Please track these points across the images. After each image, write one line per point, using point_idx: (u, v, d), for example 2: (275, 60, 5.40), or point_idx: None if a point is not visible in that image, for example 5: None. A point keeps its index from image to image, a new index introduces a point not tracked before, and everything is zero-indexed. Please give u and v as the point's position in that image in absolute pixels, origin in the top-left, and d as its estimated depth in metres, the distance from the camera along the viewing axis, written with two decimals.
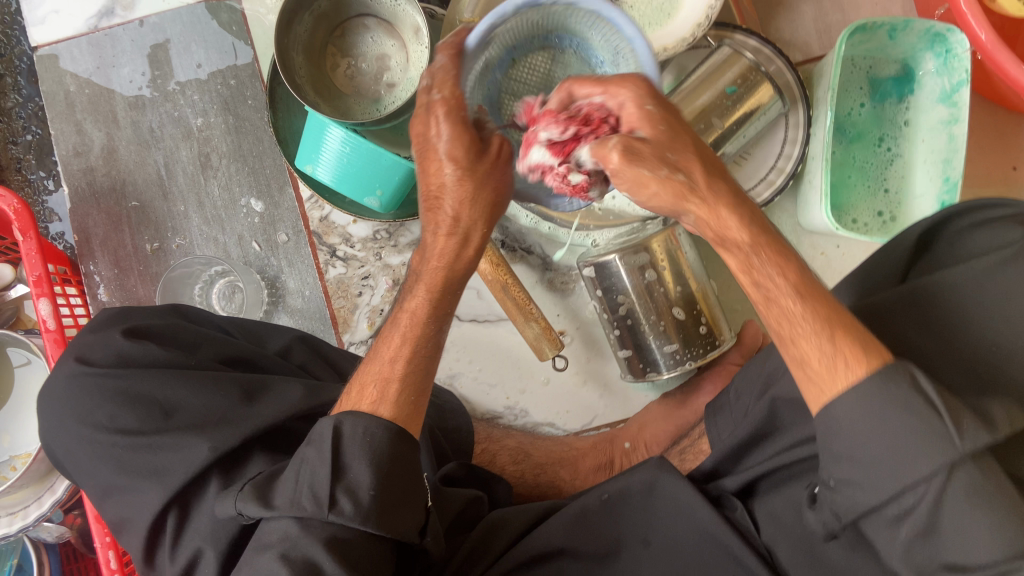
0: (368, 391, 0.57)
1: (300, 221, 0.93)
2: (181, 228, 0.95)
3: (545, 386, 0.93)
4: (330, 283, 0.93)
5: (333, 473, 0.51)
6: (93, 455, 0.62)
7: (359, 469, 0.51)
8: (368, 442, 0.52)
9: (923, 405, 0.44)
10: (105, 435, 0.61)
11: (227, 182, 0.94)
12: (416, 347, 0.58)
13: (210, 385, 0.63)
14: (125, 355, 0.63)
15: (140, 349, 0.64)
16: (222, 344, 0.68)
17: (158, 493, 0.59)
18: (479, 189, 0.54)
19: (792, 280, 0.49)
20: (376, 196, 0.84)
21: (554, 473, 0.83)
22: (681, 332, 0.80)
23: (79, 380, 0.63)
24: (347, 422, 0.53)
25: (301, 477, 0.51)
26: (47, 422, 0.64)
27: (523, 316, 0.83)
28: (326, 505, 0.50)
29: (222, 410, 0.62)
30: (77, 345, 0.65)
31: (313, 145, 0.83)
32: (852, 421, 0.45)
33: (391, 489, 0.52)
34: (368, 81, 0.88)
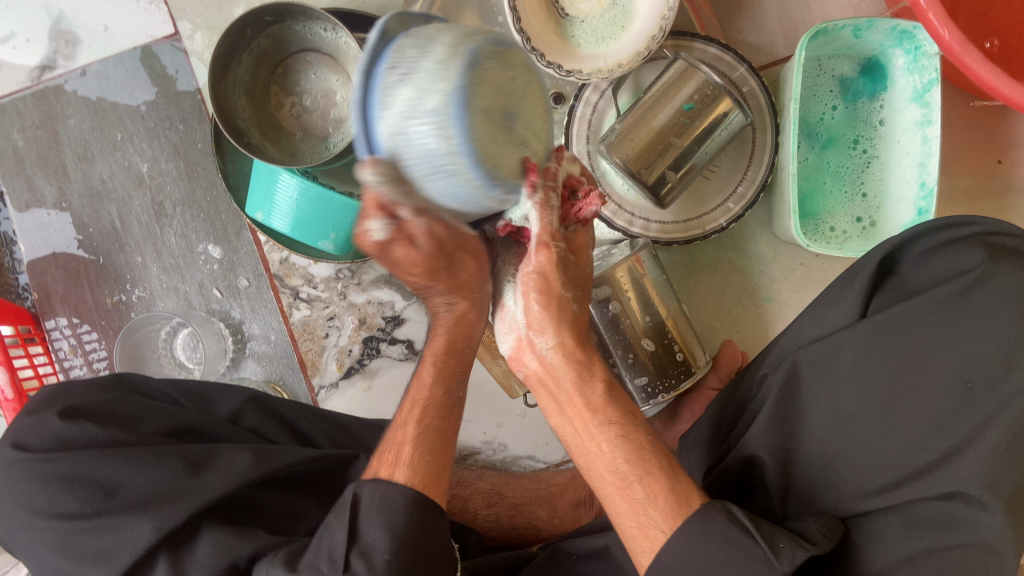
0: (385, 457, 0.57)
1: (260, 264, 0.91)
2: (140, 279, 0.93)
3: (522, 419, 0.90)
4: (296, 326, 0.91)
5: (350, 535, 0.52)
6: (35, 542, 0.59)
7: (373, 532, 0.52)
8: (382, 504, 0.53)
9: (739, 533, 0.49)
10: (45, 520, 0.58)
11: (183, 229, 0.92)
12: (425, 409, 0.60)
13: (151, 460, 0.60)
14: (62, 437, 0.61)
15: (77, 428, 0.61)
16: (164, 416, 0.65)
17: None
18: (452, 274, 0.60)
19: (605, 442, 0.57)
20: (331, 239, 0.81)
21: (532, 511, 0.80)
22: (653, 362, 0.77)
23: (16, 466, 0.60)
24: (364, 489, 0.54)
25: (321, 544, 0.53)
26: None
27: (491, 353, 0.80)
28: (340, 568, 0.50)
29: (166, 484, 0.60)
30: (15, 428, 0.63)
31: (258, 188, 0.80)
32: (672, 568, 0.50)
33: (414, 551, 0.52)
34: (315, 119, 0.85)
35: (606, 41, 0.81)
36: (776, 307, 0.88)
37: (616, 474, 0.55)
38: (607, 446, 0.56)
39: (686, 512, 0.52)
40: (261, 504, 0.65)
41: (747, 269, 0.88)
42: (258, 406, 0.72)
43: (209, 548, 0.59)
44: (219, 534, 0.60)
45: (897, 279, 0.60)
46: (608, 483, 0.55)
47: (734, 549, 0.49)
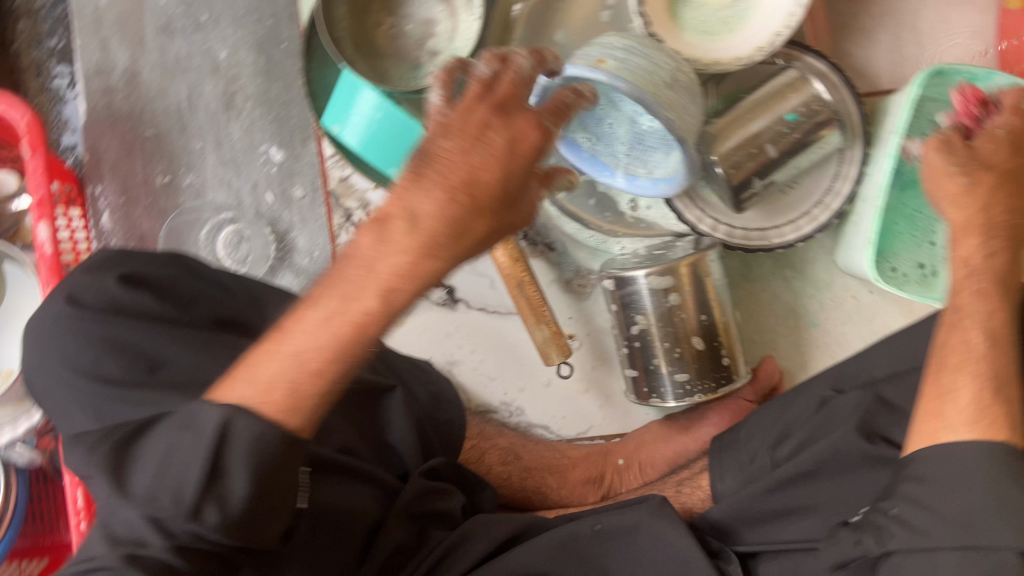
0: (278, 381, 0.44)
1: (318, 178, 0.90)
2: (195, 165, 0.90)
3: (546, 388, 0.90)
4: (341, 248, 0.90)
5: (206, 475, 0.44)
6: (65, 398, 0.57)
7: (236, 477, 0.44)
8: (256, 452, 0.44)
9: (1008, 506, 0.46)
10: (83, 378, 0.57)
11: (249, 125, 0.90)
12: (350, 329, 0.44)
13: (203, 343, 0.60)
14: (118, 302, 0.60)
15: (135, 298, 0.60)
16: (217, 305, 0.65)
17: None
18: (474, 160, 0.43)
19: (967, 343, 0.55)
20: (402, 167, 0.80)
21: (539, 479, 0.80)
22: (697, 362, 0.76)
23: (68, 319, 0.59)
24: (239, 422, 0.44)
25: (166, 466, 0.45)
26: (31, 359, 0.61)
27: (535, 317, 0.81)
28: (188, 512, 0.44)
29: (210, 373, 0.58)
30: (70, 284, 0.62)
31: (341, 98, 0.79)
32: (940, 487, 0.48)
33: (276, 485, 0.45)
34: (409, 45, 0.83)
35: (711, 35, 0.80)
36: (819, 333, 0.88)
37: (972, 361, 0.53)
38: (984, 341, 0.55)
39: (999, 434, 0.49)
40: None
41: (799, 290, 0.88)
42: None
43: None
44: None
45: None
46: (965, 354, 0.54)
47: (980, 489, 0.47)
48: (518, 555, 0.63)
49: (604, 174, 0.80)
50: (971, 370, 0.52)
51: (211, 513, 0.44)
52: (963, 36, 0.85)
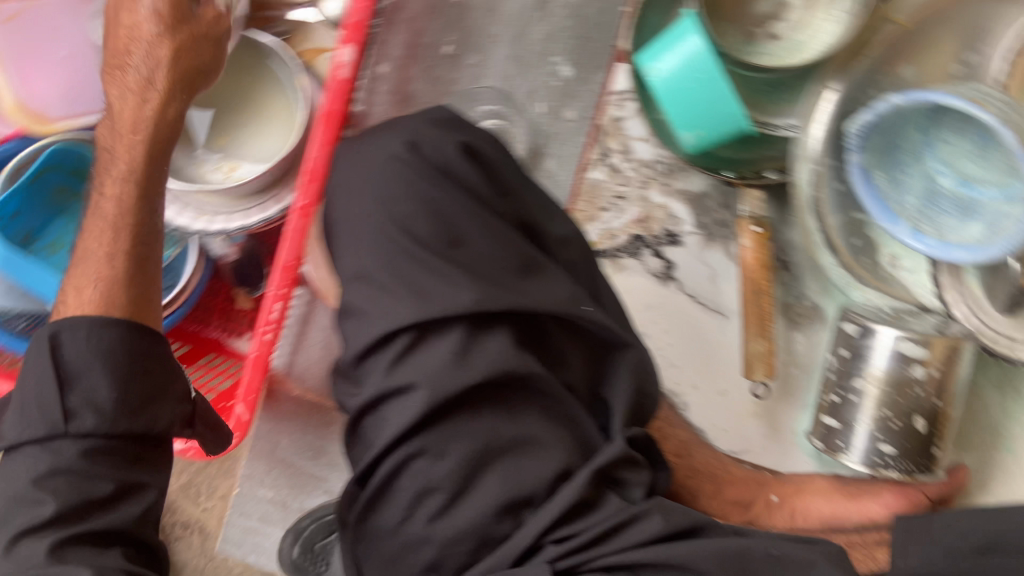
0: (87, 282, 0.64)
1: (594, 108, 0.88)
2: (483, 48, 0.88)
3: (719, 397, 0.88)
4: (585, 183, 0.90)
5: (62, 388, 0.58)
6: (371, 238, 0.59)
7: (93, 377, 0.59)
8: (95, 340, 0.60)
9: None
10: (396, 229, 0.58)
11: (552, 33, 0.88)
12: (116, 236, 0.66)
13: (501, 236, 0.60)
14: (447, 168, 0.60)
15: (460, 166, 0.59)
16: (524, 207, 0.64)
17: (413, 314, 0.56)
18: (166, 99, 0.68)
19: None
20: (694, 133, 0.80)
21: (698, 482, 0.81)
22: (907, 441, 0.74)
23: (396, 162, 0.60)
24: (65, 331, 0.60)
25: (32, 389, 0.58)
26: (343, 180, 0.62)
27: (757, 329, 0.79)
28: (65, 420, 0.58)
29: (498, 268, 0.59)
30: (408, 129, 0.62)
31: (674, 45, 0.78)
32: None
33: (141, 386, 0.61)
34: (752, 20, 0.81)
35: None
36: (1012, 460, 0.84)
37: None
38: None
39: None
40: (546, 333, 0.64)
41: (1013, 410, 0.84)
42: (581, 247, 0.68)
43: (495, 346, 0.58)
44: (508, 344, 0.59)
45: None
46: None
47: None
48: (686, 548, 0.60)
49: (888, 219, 0.74)
50: None
51: (55, 485, 0.57)
52: None
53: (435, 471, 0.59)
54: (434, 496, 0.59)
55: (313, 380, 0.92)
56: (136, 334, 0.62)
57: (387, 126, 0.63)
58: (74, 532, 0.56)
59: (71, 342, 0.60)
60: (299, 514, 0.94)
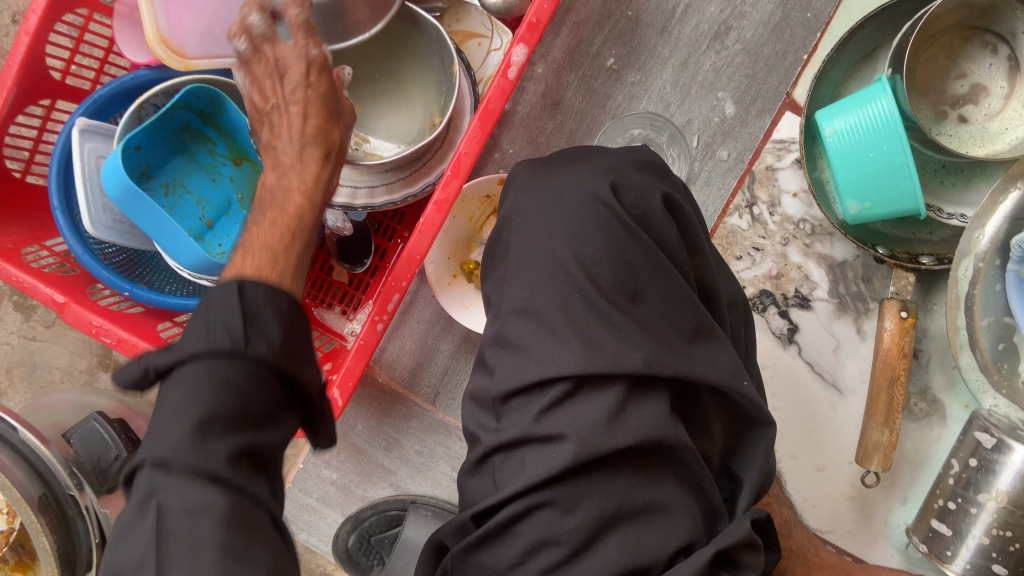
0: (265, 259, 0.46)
1: (750, 152, 0.84)
2: (649, 70, 0.84)
3: (816, 471, 0.85)
4: (722, 228, 0.85)
5: (247, 316, 0.42)
6: (546, 271, 0.56)
7: (272, 322, 0.42)
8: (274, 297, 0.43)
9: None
10: (574, 267, 0.55)
11: (723, 66, 0.84)
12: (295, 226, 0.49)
13: (681, 297, 0.55)
14: (644, 215, 0.57)
15: (660, 217, 0.57)
16: (705, 267, 0.59)
17: (578, 362, 0.52)
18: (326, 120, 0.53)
19: None
20: (861, 205, 0.76)
21: (790, 562, 0.76)
22: (1019, 563, 0.71)
23: (587, 196, 0.57)
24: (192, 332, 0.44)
25: (213, 308, 0.42)
26: (528, 200, 0.59)
27: (884, 418, 0.76)
28: (242, 344, 0.41)
29: (671, 331, 0.55)
30: (612, 165, 0.59)
31: (858, 106, 0.74)
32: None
33: (244, 396, 0.41)
34: (943, 96, 0.77)
35: None
36: None
37: None
38: None
39: None
40: (697, 404, 0.59)
41: None
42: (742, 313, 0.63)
43: (653, 410, 0.54)
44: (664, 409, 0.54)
45: None
46: None
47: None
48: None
49: None
50: None
51: (210, 455, 0.39)
52: None
53: (562, 525, 0.55)
54: (551, 548, 0.56)
55: (402, 370, 0.88)
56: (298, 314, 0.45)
57: (589, 156, 0.60)
58: (243, 444, 0.40)
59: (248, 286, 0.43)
60: (359, 502, 0.91)
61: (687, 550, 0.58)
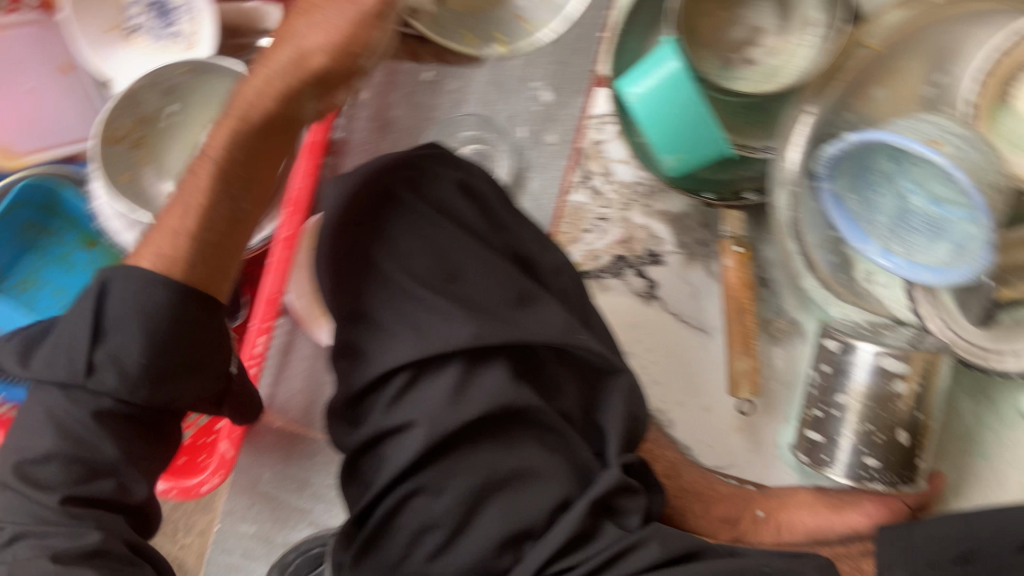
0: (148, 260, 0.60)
1: (574, 133, 0.89)
2: (465, 76, 0.90)
3: (704, 413, 0.90)
4: (568, 206, 0.90)
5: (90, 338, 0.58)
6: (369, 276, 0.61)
7: (115, 336, 0.57)
8: (144, 293, 0.58)
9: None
10: (393, 270, 0.60)
11: (531, 58, 0.89)
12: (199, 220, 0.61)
13: (497, 269, 0.61)
14: (442, 208, 0.62)
15: (459, 203, 0.63)
16: (513, 241, 0.65)
17: (409, 349, 0.57)
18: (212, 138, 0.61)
19: None
20: (675, 157, 0.81)
21: (686, 500, 0.81)
22: (888, 453, 0.76)
23: (393, 201, 0.62)
24: (111, 283, 0.58)
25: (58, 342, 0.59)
26: (337, 215, 0.62)
27: (744, 347, 0.80)
28: (86, 371, 0.58)
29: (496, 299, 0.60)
30: (404, 169, 0.64)
31: (651, 70, 0.78)
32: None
33: (178, 343, 0.59)
34: (728, 45, 0.83)
35: None
36: (984, 466, 0.87)
37: None
38: None
39: None
40: (542, 363, 0.66)
41: (984, 418, 0.87)
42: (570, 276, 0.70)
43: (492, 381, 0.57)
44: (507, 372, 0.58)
45: None
46: None
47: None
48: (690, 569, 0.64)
49: (859, 242, 0.76)
50: None
51: (47, 473, 0.58)
52: None
53: (436, 507, 0.59)
54: (431, 534, 0.59)
55: (296, 410, 0.93)
56: (183, 295, 0.59)
57: (380, 165, 0.65)
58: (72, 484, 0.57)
59: (121, 287, 0.58)
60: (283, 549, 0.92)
61: (565, 506, 0.62)
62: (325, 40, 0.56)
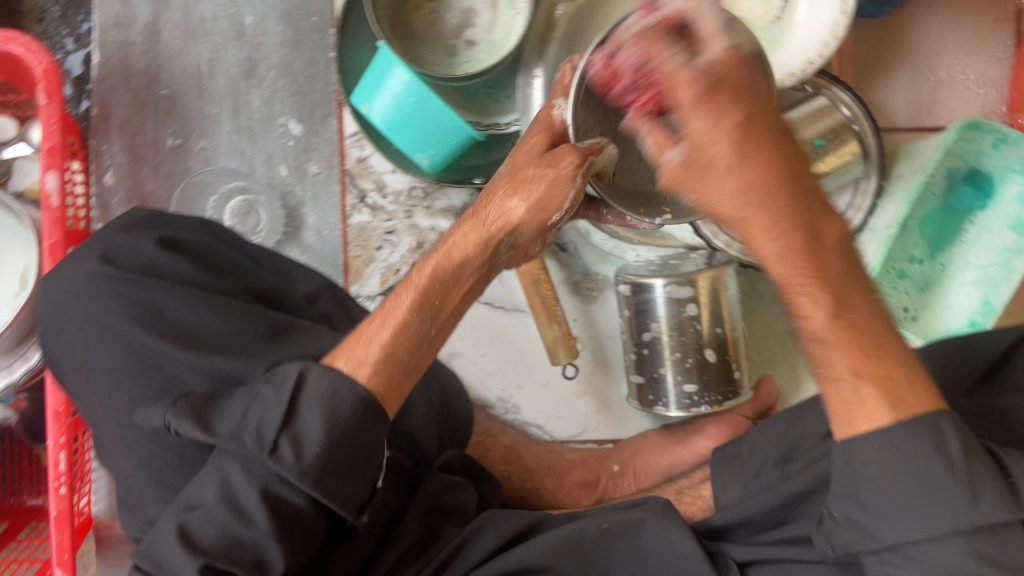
0: None
1: (336, 156, 0.88)
2: (209, 130, 0.88)
3: (543, 388, 0.90)
4: (351, 229, 0.88)
5: None
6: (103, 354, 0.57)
7: (309, 420, 0.49)
8: (329, 398, 0.50)
9: (940, 468, 0.44)
10: (122, 342, 0.56)
11: (270, 95, 0.88)
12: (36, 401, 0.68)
13: (238, 311, 0.58)
14: (152, 266, 0.58)
15: (170, 261, 0.59)
16: (250, 277, 0.62)
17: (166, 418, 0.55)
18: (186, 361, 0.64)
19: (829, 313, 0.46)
20: (428, 153, 0.80)
21: (539, 478, 0.81)
22: (702, 374, 0.78)
23: (102, 280, 0.57)
24: None
25: None
26: (58, 310, 0.59)
27: (547, 315, 0.80)
28: None
29: (243, 337, 0.57)
30: (101, 242, 0.60)
31: (377, 80, 0.77)
32: (882, 454, 0.45)
33: (349, 451, 0.50)
34: (447, 33, 0.82)
35: None
36: None
37: (832, 339, 0.46)
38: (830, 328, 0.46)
39: (903, 414, 0.45)
40: None
41: None
42: (334, 298, 0.69)
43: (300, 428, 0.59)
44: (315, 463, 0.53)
45: (997, 383, 0.59)
46: (845, 374, 0.46)
47: (926, 461, 0.44)
48: (521, 556, 0.62)
49: None
50: (842, 343, 0.46)
51: (207, 534, 0.49)
52: (977, 88, 0.89)
53: None
54: None
55: None
56: None
57: (80, 245, 0.61)
58: None
59: None
60: None
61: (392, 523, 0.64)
62: (526, 210, 0.55)
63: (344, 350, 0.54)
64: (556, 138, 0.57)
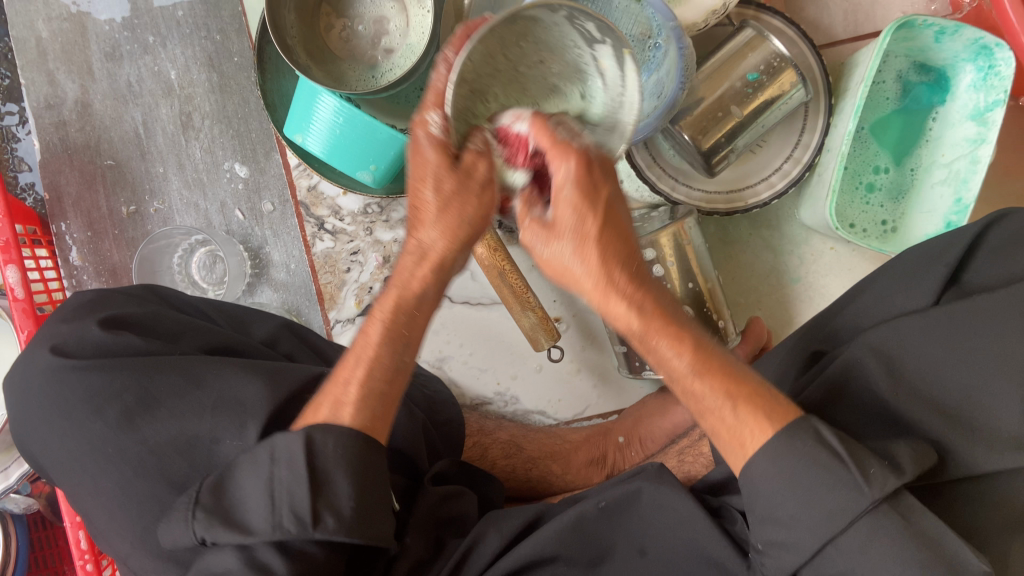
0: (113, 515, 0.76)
1: (286, 189, 0.88)
2: (160, 191, 0.89)
3: (537, 373, 0.90)
4: (317, 257, 0.88)
5: None
6: (74, 443, 0.57)
7: (339, 484, 0.48)
8: (345, 455, 0.49)
9: (827, 456, 0.45)
10: (91, 426, 0.57)
11: (210, 144, 0.89)
12: None
13: (197, 364, 0.59)
14: (104, 347, 0.59)
15: (119, 340, 0.60)
16: (204, 333, 0.63)
17: (147, 487, 0.55)
18: None
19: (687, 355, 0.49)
20: (369, 170, 0.78)
21: (545, 466, 0.82)
22: None
23: (59, 371, 0.59)
24: None
25: None
26: (25, 408, 0.60)
27: (519, 305, 0.79)
28: None
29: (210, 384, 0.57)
30: (48, 337, 0.61)
31: (303, 112, 0.76)
32: (767, 479, 0.46)
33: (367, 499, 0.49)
34: (364, 45, 0.82)
35: None
36: (802, 288, 0.89)
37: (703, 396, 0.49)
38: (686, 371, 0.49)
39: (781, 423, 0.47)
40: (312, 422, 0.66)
41: (778, 248, 0.89)
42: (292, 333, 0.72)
43: None
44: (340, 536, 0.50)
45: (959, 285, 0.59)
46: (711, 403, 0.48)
47: (817, 464, 0.45)
48: (524, 555, 0.61)
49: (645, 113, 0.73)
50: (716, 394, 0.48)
51: None
52: None
53: None
54: None
55: None
56: None
57: (34, 338, 0.62)
58: None
59: None
60: None
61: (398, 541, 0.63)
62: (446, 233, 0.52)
63: (325, 396, 0.54)
64: (454, 149, 0.50)
